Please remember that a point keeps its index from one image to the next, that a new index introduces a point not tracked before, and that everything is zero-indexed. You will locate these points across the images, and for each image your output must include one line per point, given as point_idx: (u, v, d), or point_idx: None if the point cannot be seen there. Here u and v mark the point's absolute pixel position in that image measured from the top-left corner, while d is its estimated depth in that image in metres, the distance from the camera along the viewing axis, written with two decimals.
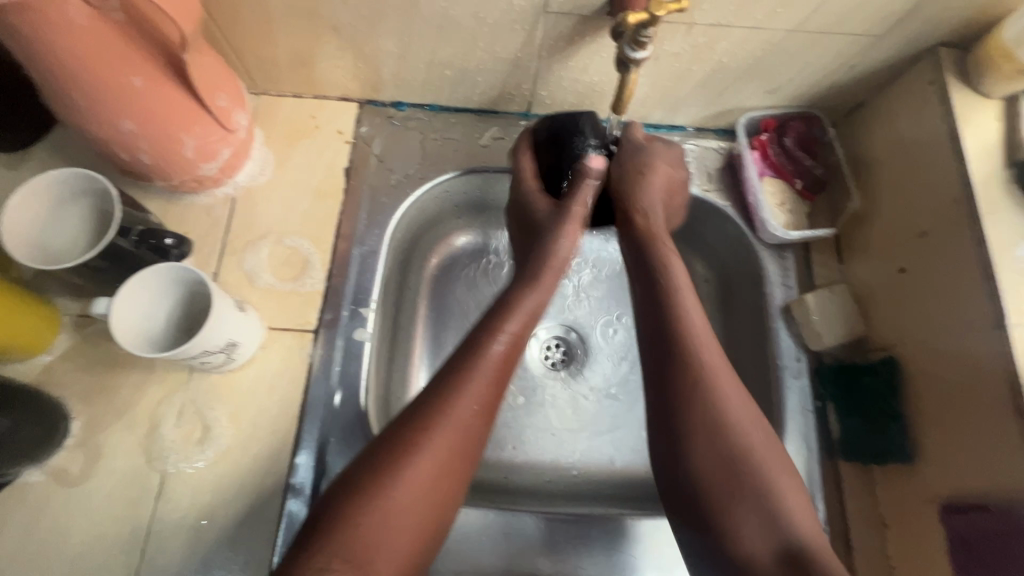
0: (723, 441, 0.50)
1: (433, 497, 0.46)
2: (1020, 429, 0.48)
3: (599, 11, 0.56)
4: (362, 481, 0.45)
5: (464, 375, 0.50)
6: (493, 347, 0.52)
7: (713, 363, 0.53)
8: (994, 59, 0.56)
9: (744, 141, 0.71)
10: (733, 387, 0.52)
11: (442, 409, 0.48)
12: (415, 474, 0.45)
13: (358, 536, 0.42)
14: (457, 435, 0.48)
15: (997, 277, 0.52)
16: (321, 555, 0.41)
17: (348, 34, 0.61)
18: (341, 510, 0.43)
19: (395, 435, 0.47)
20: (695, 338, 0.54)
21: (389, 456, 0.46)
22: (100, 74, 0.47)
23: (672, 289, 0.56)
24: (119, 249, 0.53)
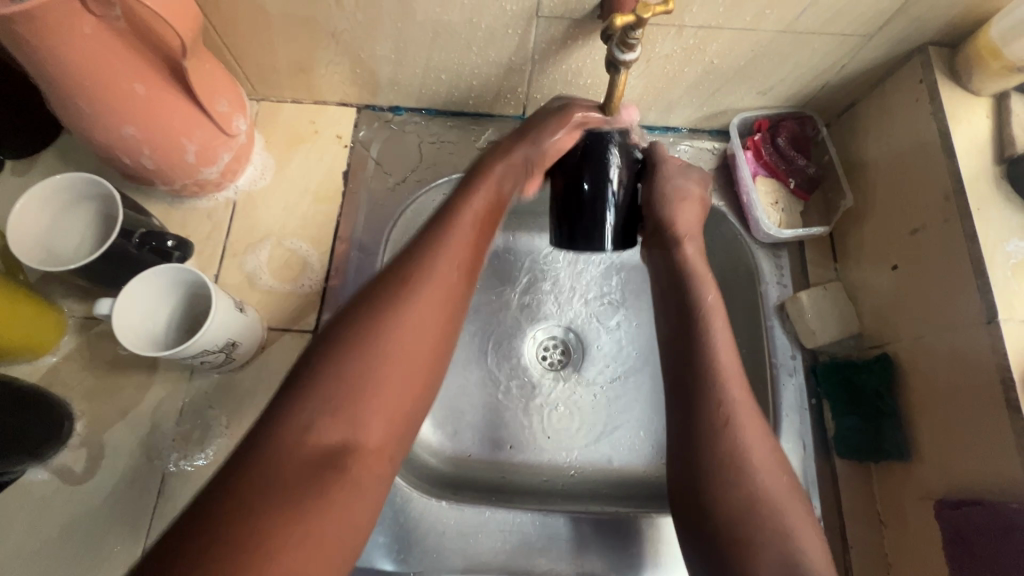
0: (744, 476, 0.49)
1: (417, 354, 0.47)
2: (1012, 423, 0.49)
3: (590, 15, 0.57)
4: (344, 339, 0.45)
5: (440, 240, 0.51)
6: (466, 216, 0.54)
7: (736, 402, 0.52)
8: (982, 57, 0.57)
9: (737, 141, 0.71)
10: (756, 436, 0.51)
11: (421, 268, 0.49)
12: (400, 327, 0.46)
13: (346, 394, 0.43)
14: (438, 291, 0.49)
15: (988, 273, 0.52)
16: (308, 409, 0.42)
17: (345, 41, 0.62)
18: (325, 367, 0.44)
19: (375, 292, 0.48)
20: (723, 377, 0.53)
21: (371, 313, 0.47)
22: (104, 81, 0.48)
23: (704, 322, 0.56)
24: (122, 251, 0.55)
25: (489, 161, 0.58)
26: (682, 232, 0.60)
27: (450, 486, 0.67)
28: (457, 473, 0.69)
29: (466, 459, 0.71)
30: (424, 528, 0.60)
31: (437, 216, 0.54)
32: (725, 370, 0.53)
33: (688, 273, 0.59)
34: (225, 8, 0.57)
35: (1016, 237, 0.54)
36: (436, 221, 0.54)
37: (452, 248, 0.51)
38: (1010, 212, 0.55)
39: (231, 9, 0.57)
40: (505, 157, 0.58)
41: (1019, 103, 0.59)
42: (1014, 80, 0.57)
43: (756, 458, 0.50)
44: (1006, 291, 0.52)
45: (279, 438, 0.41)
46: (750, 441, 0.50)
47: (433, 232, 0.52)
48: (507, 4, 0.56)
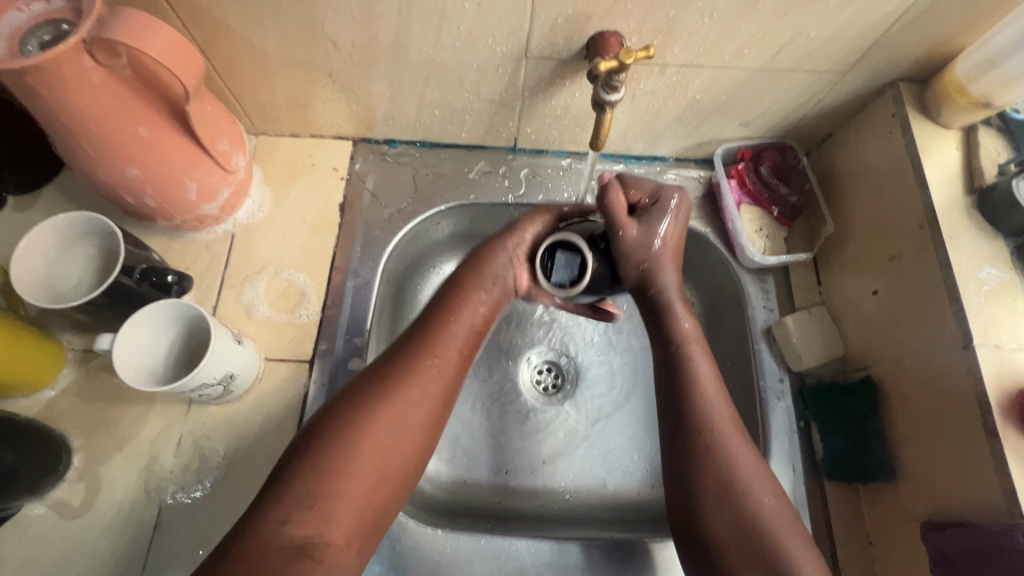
0: (734, 500, 0.50)
1: (398, 449, 0.48)
2: (990, 446, 0.50)
3: (577, 56, 0.60)
4: (326, 435, 0.47)
5: (426, 336, 0.54)
6: (460, 318, 0.57)
7: (715, 416, 0.54)
8: (949, 93, 0.60)
9: (722, 171, 0.74)
10: (740, 451, 0.52)
11: (406, 367, 0.52)
12: (380, 423, 0.48)
13: (322, 488, 0.44)
14: (418, 391, 0.51)
15: (962, 299, 0.54)
16: (283, 504, 0.43)
17: (342, 80, 0.64)
18: (303, 458, 0.46)
19: (360, 387, 0.50)
20: (700, 395, 0.55)
21: (353, 408, 0.48)
22: (110, 125, 0.50)
23: (669, 311, 0.59)
24: (123, 287, 0.56)
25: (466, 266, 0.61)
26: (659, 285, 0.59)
27: (445, 513, 0.67)
28: (452, 499, 0.70)
29: (462, 485, 0.71)
30: (419, 557, 0.60)
31: (423, 317, 0.57)
32: (704, 396, 0.55)
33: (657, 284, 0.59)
34: (226, 51, 0.60)
35: (987, 265, 0.56)
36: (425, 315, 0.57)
37: (438, 343, 0.54)
38: (981, 240, 0.57)
39: (233, 51, 0.60)
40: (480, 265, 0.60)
41: (986, 136, 0.62)
42: (981, 115, 0.60)
43: (747, 480, 0.51)
44: (980, 317, 0.54)
45: (259, 531, 0.42)
46: (741, 461, 0.52)
47: (421, 330, 0.55)
48: (497, 46, 0.59)
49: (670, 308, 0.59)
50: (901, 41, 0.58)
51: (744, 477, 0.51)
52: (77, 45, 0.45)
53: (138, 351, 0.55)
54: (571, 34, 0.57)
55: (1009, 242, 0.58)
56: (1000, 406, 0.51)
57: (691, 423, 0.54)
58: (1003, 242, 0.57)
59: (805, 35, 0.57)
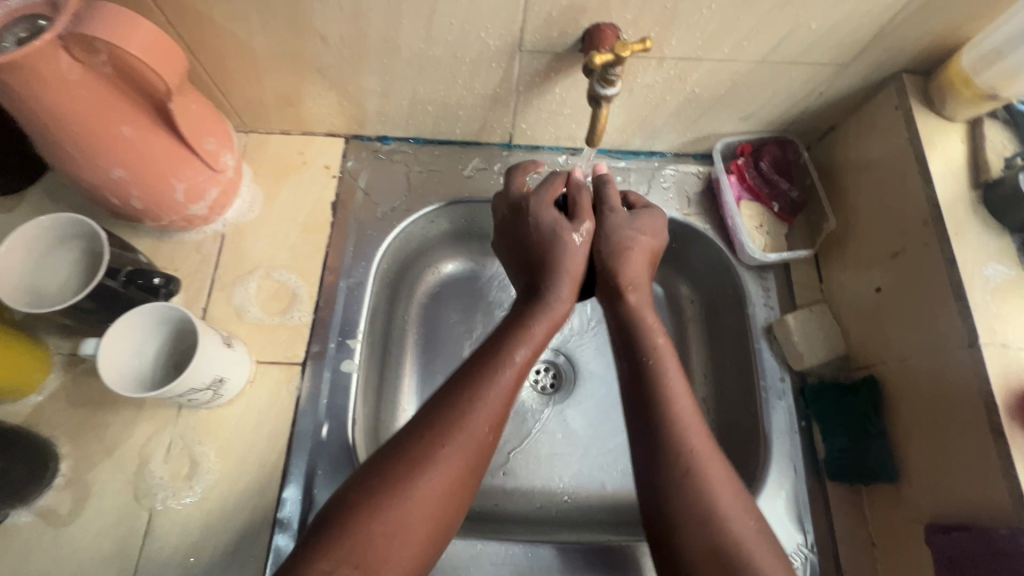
0: (716, 548, 0.46)
1: (446, 509, 0.46)
2: (997, 447, 0.49)
3: (572, 49, 0.58)
4: (373, 488, 0.45)
5: (481, 380, 0.51)
6: (510, 365, 0.52)
7: (715, 486, 0.48)
8: (954, 85, 0.58)
9: (721, 166, 0.72)
10: (749, 530, 0.47)
11: (460, 421, 0.48)
12: (428, 482, 0.45)
13: (366, 545, 0.43)
14: (471, 447, 0.48)
15: (968, 297, 0.53)
16: (329, 559, 0.42)
17: (331, 75, 0.63)
18: (349, 513, 0.44)
19: (410, 443, 0.47)
20: (691, 453, 0.49)
21: (405, 467, 0.46)
22: (91, 124, 0.49)
23: (655, 362, 0.55)
24: (107, 290, 0.54)
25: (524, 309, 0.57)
26: (624, 284, 0.59)
27: None
28: None
29: None
30: None
31: (478, 361, 0.53)
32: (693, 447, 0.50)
33: (621, 283, 0.59)
34: (211, 46, 0.58)
35: (993, 261, 0.55)
36: (480, 358, 0.53)
37: (496, 397, 0.50)
38: (987, 236, 0.56)
39: (218, 47, 0.58)
40: (542, 303, 0.57)
41: (991, 128, 0.60)
42: (987, 107, 0.58)
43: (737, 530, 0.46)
44: (986, 315, 0.53)
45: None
46: (748, 539, 0.46)
47: (472, 378, 0.51)
48: (490, 39, 0.57)
49: (653, 357, 0.55)
50: (905, 31, 0.56)
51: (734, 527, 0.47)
52: (53, 41, 0.43)
53: (126, 353, 0.54)
54: (565, 27, 0.55)
55: (1014, 238, 0.56)
56: (1006, 406, 0.49)
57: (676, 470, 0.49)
58: (1009, 238, 0.56)
59: (807, 25, 0.55)
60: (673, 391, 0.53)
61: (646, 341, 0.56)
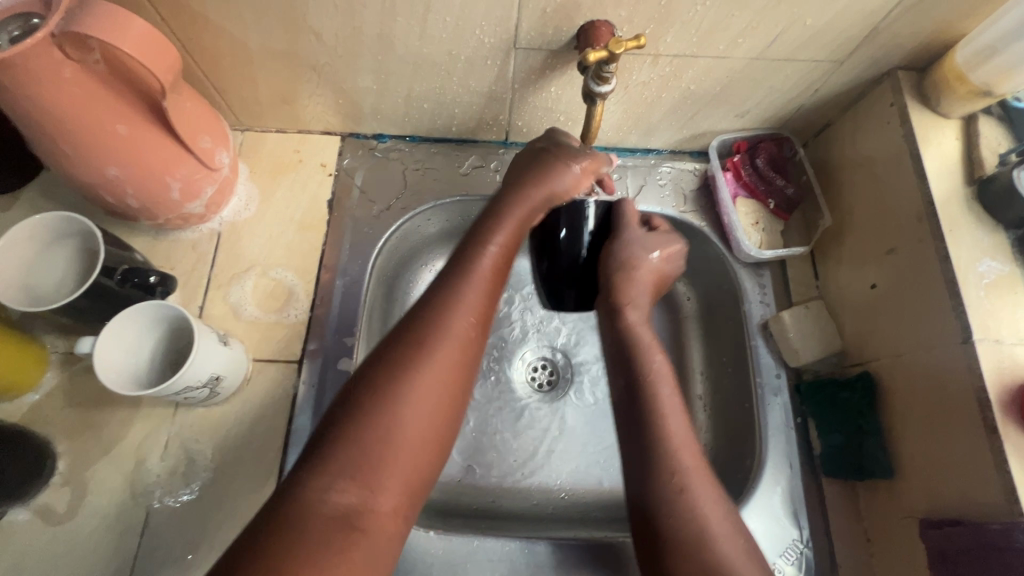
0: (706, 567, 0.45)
1: (440, 415, 0.45)
2: (990, 442, 0.49)
3: (567, 46, 0.58)
4: (361, 398, 0.43)
5: (457, 284, 0.49)
6: (483, 261, 0.51)
7: (704, 507, 0.48)
8: (948, 81, 0.58)
9: (717, 163, 0.72)
10: (741, 555, 0.46)
11: (440, 323, 0.47)
12: (420, 386, 0.44)
13: (365, 455, 0.41)
14: (454, 349, 0.46)
15: (962, 294, 0.53)
16: (326, 474, 0.40)
17: (327, 73, 0.63)
18: (340, 425, 0.42)
19: (393, 348, 0.46)
20: (683, 476, 0.49)
21: (389, 370, 0.44)
22: (85, 123, 0.49)
23: (650, 384, 0.55)
24: (103, 288, 0.54)
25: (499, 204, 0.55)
26: (624, 301, 0.61)
27: (438, 514, 0.66)
28: (447, 499, 0.69)
29: (457, 486, 0.70)
30: (413, 559, 0.59)
31: (453, 261, 0.51)
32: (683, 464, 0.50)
33: (618, 300, 0.61)
34: (206, 44, 0.58)
35: (987, 257, 0.55)
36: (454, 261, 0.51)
37: (471, 300, 0.49)
38: (981, 232, 0.56)
39: (213, 45, 0.58)
40: (520, 199, 0.54)
41: (986, 124, 0.61)
42: (982, 103, 0.58)
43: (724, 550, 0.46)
44: (980, 311, 0.53)
45: (300, 505, 0.38)
46: (736, 561, 0.45)
47: (447, 282, 0.49)
48: (485, 36, 0.57)
49: (647, 378, 0.56)
50: (900, 28, 0.56)
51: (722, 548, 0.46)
52: (46, 39, 0.43)
53: (121, 351, 0.54)
54: (560, 24, 0.55)
55: (1009, 234, 0.57)
56: (999, 401, 0.50)
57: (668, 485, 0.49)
58: (1003, 234, 0.56)
59: (801, 22, 0.55)
60: (665, 413, 0.53)
61: (643, 363, 0.57)
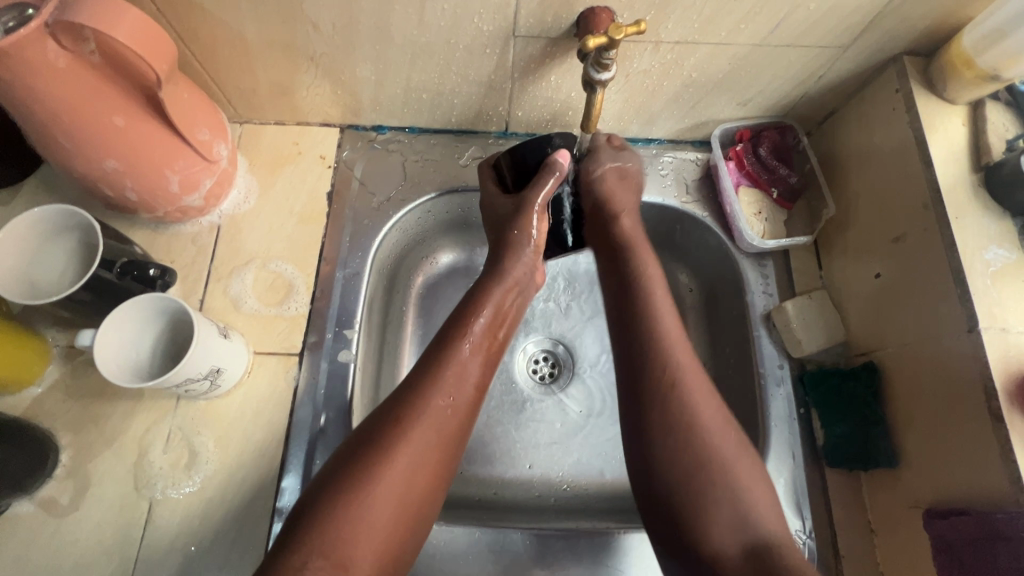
0: (694, 440, 0.49)
1: (413, 493, 0.47)
2: (996, 432, 0.49)
3: (567, 34, 0.57)
4: (340, 478, 0.45)
5: (438, 370, 0.52)
6: (464, 346, 0.55)
7: (692, 389, 0.52)
8: (955, 66, 0.57)
9: (720, 152, 0.72)
10: (721, 424, 0.50)
11: (417, 405, 0.50)
12: (393, 467, 0.46)
13: (337, 534, 0.43)
14: (432, 429, 0.49)
15: (968, 282, 0.53)
16: (300, 554, 0.42)
17: (325, 64, 0.62)
18: (319, 504, 0.44)
19: (374, 429, 0.48)
20: (673, 365, 0.53)
21: (367, 452, 0.47)
22: (81, 115, 0.49)
23: (646, 291, 0.58)
24: (103, 281, 0.54)
25: (485, 278, 0.60)
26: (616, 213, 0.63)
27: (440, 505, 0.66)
28: (449, 491, 0.69)
29: (459, 477, 0.70)
30: None
31: (434, 346, 0.55)
32: (675, 353, 0.53)
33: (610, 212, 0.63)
34: (202, 35, 0.58)
35: (994, 245, 0.54)
36: (436, 343, 0.55)
37: (450, 381, 0.52)
38: (988, 219, 0.55)
39: (209, 36, 0.58)
40: (499, 274, 0.60)
41: (994, 110, 0.60)
42: (989, 88, 0.57)
43: (706, 421, 0.50)
44: (986, 300, 0.52)
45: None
46: (713, 427, 0.50)
47: (429, 363, 0.53)
48: (484, 25, 0.56)
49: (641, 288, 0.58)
50: (906, 12, 0.55)
51: (704, 418, 0.50)
52: (39, 29, 0.43)
53: (119, 342, 0.53)
54: (559, 12, 0.54)
55: (1015, 221, 0.56)
56: (1006, 390, 0.49)
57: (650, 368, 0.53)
58: (1010, 222, 0.56)
59: (805, 7, 0.54)
60: (664, 323, 0.55)
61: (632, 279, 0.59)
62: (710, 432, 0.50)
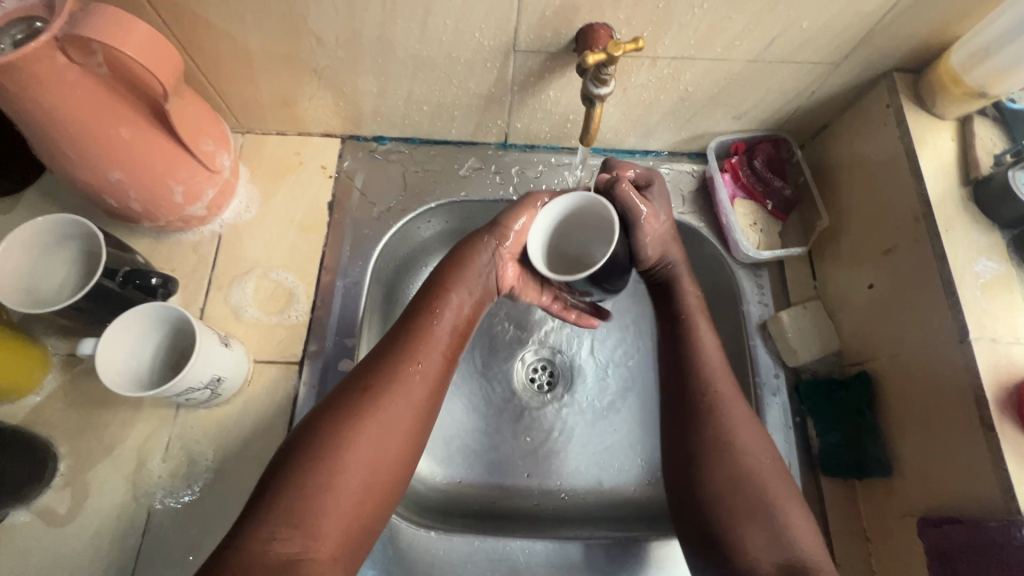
0: (731, 458, 0.52)
1: (382, 458, 0.48)
2: (987, 441, 0.50)
3: (566, 49, 0.59)
4: (311, 442, 0.47)
5: (404, 343, 0.53)
6: (438, 316, 0.56)
7: (733, 418, 0.54)
8: (944, 83, 0.59)
9: (715, 164, 0.73)
10: (752, 439, 0.53)
11: (385, 375, 0.51)
12: (360, 433, 0.48)
13: (303, 503, 0.44)
14: (396, 398, 0.50)
15: (958, 293, 0.54)
16: (266, 523, 0.43)
17: (327, 76, 0.63)
18: (285, 473, 0.45)
19: (342, 399, 0.49)
20: (715, 394, 0.55)
21: (334, 421, 0.48)
22: (89, 126, 0.49)
23: (688, 316, 0.59)
24: (104, 290, 0.55)
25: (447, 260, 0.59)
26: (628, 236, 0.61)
27: (439, 514, 0.66)
28: (447, 499, 0.69)
29: (457, 486, 0.71)
30: (413, 560, 0.59)
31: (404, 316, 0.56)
32: (718, 381, 0.56)
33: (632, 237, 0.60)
34: (207, 47, 0.58)
35: (984, 257, 0.56)
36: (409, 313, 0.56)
37: (418, 350, 0.53)
38: (977, 232, 0.57)
39: (214, 49, 0.59)
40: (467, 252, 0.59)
41: (981, 126, 0.61)
42: (976, 105, 0.59)
43: (740, 435, 0.53)
44: (976, 311, 0.53)
45: (242, 552, 0.42)
46: (747, 444, 0.53)
47: (401, 332, 0.54)
48: (485, 39, 0.57)
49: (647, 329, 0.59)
50: (895, 30, 0.57)
51: (738, 434, 0.53)
52: (49, 42, 0.44)
53: (121, 350, 0.54)
54: (559, 27, 0.56)
55: (1004, 234, 0.57)
56: (996, 400, 0.50)
57: (694, 390, 0.56)
58: (998, 234, 0.57)
59: (798, 25, 0.56)
60: (708, 354, 0.57)
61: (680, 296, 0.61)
62: (746, 446, 0.53)
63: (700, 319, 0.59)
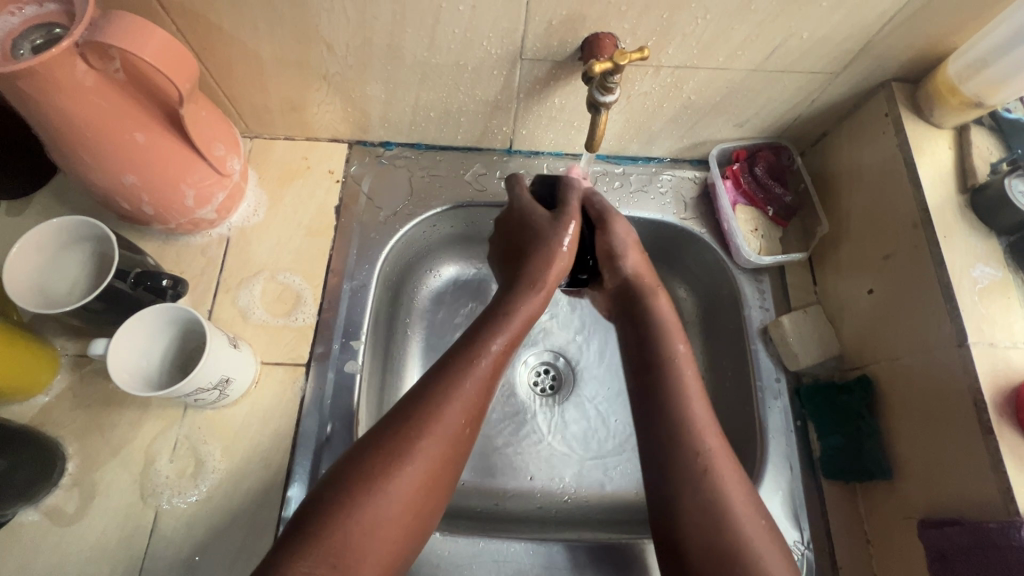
0: (720, 519, 0.49)
1: (419, 500, 0.48)
2: (986, 444, 0.50)
3: (572, 57, 0.60)
4: (354, 478, 0.46)
5: (455, 382, 0.52)
6: (484, 356, 0.55)
7: (721, 475, 0.51)
8: (941, 93, 0.60)
9: (717, 171, 0.74)
10: (740, 499, 0.51)
11: (432, 416, 0.50)
12: (405, 477, 0.47)
13: (343, 543, 0.44)
14: (443, 444, 0.50)
15: (956, 297, 0.55)
16: (306, 560, 0.42)
17: (336, 82, 0.64)
18: (327, 508, 0.45)
19: (387, 437, 0.49)
20: (703, 448, 0.52)
21: (380, 461, 0.47)
22: (105, 132, 0.50)
23: (672, 365, 0.58)
24: (116, 291, 0.55)
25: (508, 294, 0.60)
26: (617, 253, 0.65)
27: (442, 515, 0.67)
28: (451, 499, 0.70)
29: (461, 487, 0.71)
30: (418, 560, 0.60)
31: (454, 353, 0.55)
32: (704, 435, 0.53)
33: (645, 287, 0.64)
34: (220, 54, 0.60)
35: (981, 263, 0.57)
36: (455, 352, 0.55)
37: (468, 391, 0.53)
38: (975, 239, 0.58)
39: (226, 55, 0.60)
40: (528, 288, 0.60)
41: (978, 135, 0.63)
42: (972, 114, 0.60)
43: (730, 493, 0.51)
44: (974, 315, 0.54)
45: None
46: (736, 505, 0.50)
47: (448, 369, 0.53)
48: (492, 48, 0.59)
49: (672, 360, 0.58)
50: (893, 41, 0.58)
51: (727, 491, 0.51)
52: (70, 49, 0.45)
53: (130, 350, 0.54)
54: (565, 37, 0.57)
55: (1001, 240, 0.58)
56: (994, 403, 0.51)
57: (680, 447, 0.53)
58: (996, 241, 0.58)
59: (798, 36, 0.57)
60: (693, 407, 0.55)
61: (667, 344, 0.59)
62: (733, 505, 0.50)
63: (684, 369, 0.58)
